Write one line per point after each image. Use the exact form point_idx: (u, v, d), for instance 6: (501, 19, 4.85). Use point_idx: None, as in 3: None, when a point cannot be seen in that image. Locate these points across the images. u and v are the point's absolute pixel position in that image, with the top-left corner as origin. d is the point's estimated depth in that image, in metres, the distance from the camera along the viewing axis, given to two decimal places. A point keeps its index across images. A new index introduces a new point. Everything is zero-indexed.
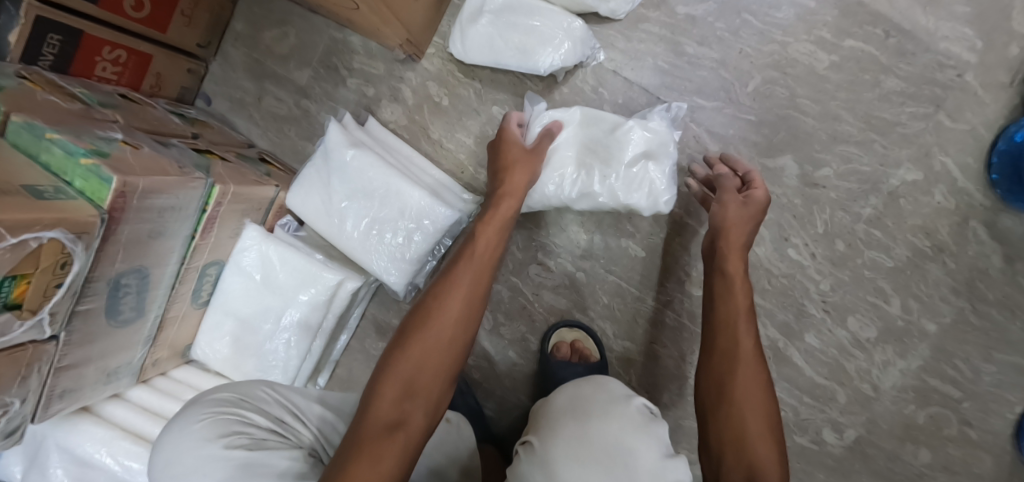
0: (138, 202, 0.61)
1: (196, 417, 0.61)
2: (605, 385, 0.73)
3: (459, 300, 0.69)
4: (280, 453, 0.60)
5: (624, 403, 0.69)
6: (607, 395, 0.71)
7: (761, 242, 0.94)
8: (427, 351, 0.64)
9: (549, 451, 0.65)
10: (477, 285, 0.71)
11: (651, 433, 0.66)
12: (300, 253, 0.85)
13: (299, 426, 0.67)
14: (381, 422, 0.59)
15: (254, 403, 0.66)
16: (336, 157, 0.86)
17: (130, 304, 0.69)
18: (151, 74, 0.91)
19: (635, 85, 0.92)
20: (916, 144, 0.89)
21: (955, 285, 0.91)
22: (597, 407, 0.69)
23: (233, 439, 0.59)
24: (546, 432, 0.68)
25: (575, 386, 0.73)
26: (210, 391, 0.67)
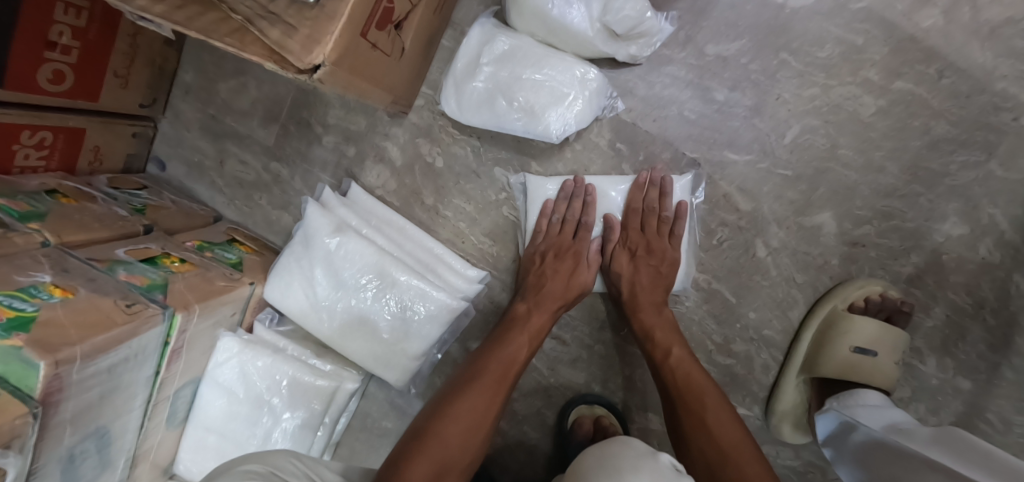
0: (78, 374, 0.49)
1: None
2: (627, 443, 0.68)
3: (467, 426, 0.65)
4: None
5: (650, 457, 0.64)
6: (633, 451, 0.66)
7: (796, 305, 0.84)
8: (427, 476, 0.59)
9: None
10: (486, 410, 0.67)
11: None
12: (286, 359, 0.74)
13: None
14: None
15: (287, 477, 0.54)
16: (318, 245, 0.74)
17: (91, 466, 0.58)
18: (88, 149, 0.76)
19: (657, 138, 0.80)
20: (964, 196, 0.81)
21: (994, 341, 0.86)
22: (625, 465, 0.63)
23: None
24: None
25: (601, 446, 0.68)
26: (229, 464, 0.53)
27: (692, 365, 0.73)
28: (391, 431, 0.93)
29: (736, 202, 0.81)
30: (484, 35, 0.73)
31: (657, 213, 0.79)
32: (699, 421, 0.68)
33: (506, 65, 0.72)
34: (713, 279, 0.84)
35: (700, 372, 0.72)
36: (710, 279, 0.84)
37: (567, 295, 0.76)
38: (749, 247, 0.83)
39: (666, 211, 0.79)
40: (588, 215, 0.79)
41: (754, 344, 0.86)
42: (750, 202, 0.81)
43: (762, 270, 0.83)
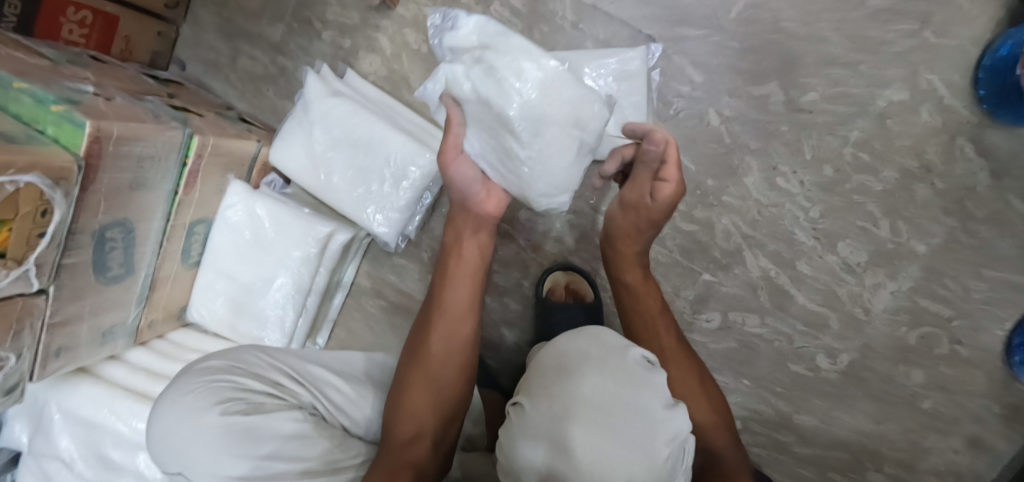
0: (113, 149, 0.60)
1: (188, 389, 0.64)
2: (601, 335, 0.64)
3: (449, 318, 0.71)
4: (281, 416, 0.63)
5: (620, 352, 0.60)
6: (602, 348, 0.61)
7: (750, 171, 0.92)
8: (425, 416, 0.66)
9: (540, 413, 0.55)
10: (463, 332, 0.71)
11: (649, 384, 0.57)
12: (288, 208, 0.83)
13: (295, 388, 0.69)
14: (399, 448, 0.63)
15: (248, 369, 0.68)
16: (316, 108, 0.85)
17: (118, 260, 0.68)
18: (120, 37, 0.89)
19: (615, 19, 0.90)
20: (902, 64, 0.88)
21: (944, 205, 0.91)
22: (591, 361, 0.59)
23: (231, 405, 0.62)
24: (538, 393, 0.58)
25: (570, 338, 0.64)
26: (198, 362, 0.69)
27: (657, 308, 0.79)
28: (384, 307, 1.02)
29: (690, 76, 0.91)
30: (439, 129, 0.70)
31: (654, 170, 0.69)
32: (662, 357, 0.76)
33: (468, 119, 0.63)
34: (673, 148, 0.92)
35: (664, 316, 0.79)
36: None
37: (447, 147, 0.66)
38: (703, 117, 0.91)
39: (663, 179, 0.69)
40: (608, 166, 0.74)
41: (714, 211, 0.94)
42: (703, 75, 0.90)
43: (717, 138, 0.91)
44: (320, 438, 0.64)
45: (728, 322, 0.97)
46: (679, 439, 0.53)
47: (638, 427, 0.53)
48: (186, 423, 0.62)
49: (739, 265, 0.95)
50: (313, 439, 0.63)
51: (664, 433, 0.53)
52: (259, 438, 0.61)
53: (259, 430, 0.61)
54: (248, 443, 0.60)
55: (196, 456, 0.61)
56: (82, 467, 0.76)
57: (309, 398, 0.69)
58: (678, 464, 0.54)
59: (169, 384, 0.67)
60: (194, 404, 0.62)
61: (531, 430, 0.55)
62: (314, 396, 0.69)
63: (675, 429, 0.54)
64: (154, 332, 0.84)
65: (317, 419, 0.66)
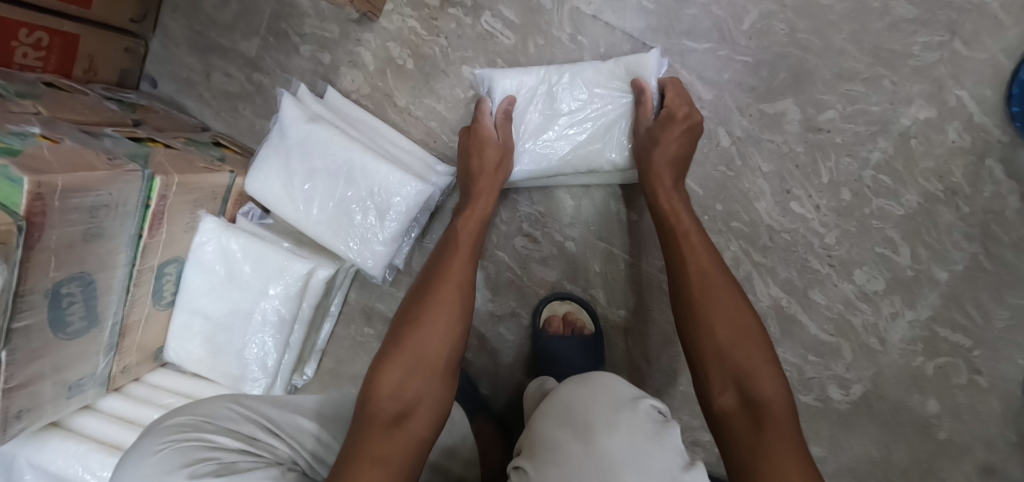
0: (60, 204, 0.54)
1: (151, 451, 0.56)
2: (609, 387, 0.62)
3: (453, 282, 0.67)
4: (257, 476, 0.56)
5: (629, 406, 0.58)
6: (612, 402, 0.59)
7: (762, 195, 0.85)
8: (411, 385, 0.59)
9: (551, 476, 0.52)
10: (445, 349, 0.63)
11: (662, 441, 0.54)
12: (265, 243, 0.78)
13: (271, 441, 0.63)
14: (382, 411, 0.56)
15: (218, 424, 0.62)
16: (293, 135, 0.78)
17: (79, 313, 0.63)
18: (83, 57, 0.82)
19: (617, 30, 0.83)
20: (929, 78, 0.81)
21: (968, 229, 0.85)
22: (601, 417, 0.57)
23: (200, 466, 0.55)
24: (543, 453, 0.55)
25: (573, 392, 0.62)
26: (165, 418, 0.61)
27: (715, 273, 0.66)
28: (374, 336, 0.97)
29: (697, 92, 0.83)
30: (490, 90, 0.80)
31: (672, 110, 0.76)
32: (703, 301, 0.64)
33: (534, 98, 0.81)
34: None
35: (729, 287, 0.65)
36: None
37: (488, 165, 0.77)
38: (712, 137, 0.84)
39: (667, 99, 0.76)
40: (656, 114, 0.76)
41: (723, 238, 0.88)
42: (711, 91, 0.83)
43: (727, 160, 0.85)
44: None
45: None
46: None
47: None
48: None
49: (747, 293, 0.90)
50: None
51: None
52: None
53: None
54: None
55: None
56: None
57: (287, 453, 0.64)
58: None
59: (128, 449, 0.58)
60: (156, 467, 0.54)
61: None
62: (292, 448, 0.64)
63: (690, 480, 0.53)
64: (129, 376, 0.80)
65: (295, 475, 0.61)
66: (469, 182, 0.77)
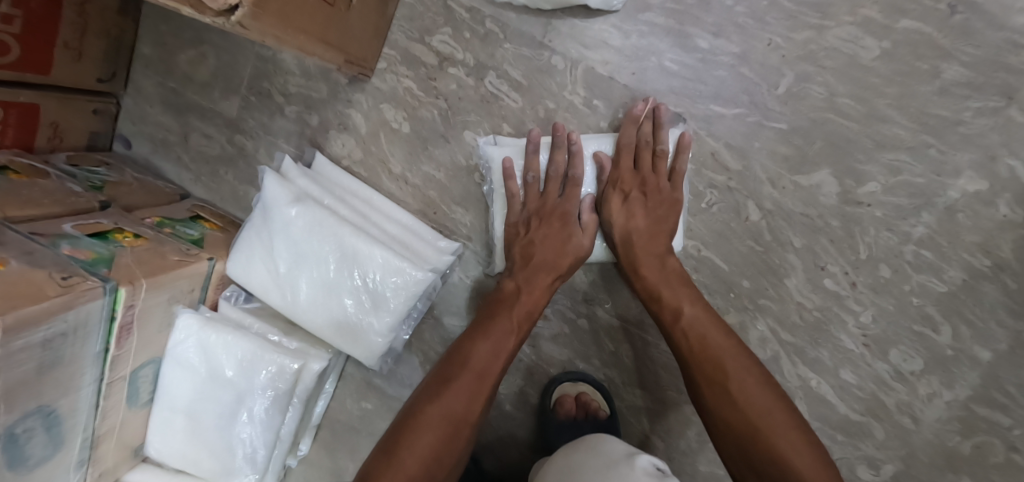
0: (2, 348, 0.47)
1: None
2: (601, 444, 0.65)
3: (477, 370, 0.61)
4: None
5: (619, 461, 0.61)
6: (605, 458, 0.62)
7: (792, 271, 0.78)
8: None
9: None
10: (445, 444, 0.56)
11: None
12: (246, 336, 0.71)
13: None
14: None
15: None
16: (276, 217, 0.70)
17: (39, 443, 0.57)
18: (45, 126, 0.74)
19: (636, 93, 0.74)
20: (981, 147, 0.73)
21: (1015, 306, 0.78)
22: (596, 473, 0.59)
23: None
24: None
25: (570, 453, 0.65)
26: None
27: (730, 345, 0.63)
28: (371, 411, 0.90)
29: (724, 161, 0.76)
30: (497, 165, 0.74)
31: (652, 148, 0.72)
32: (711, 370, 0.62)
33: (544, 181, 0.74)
34: (703, 245, 0.79)
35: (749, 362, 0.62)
36: (699, 245, 0.79)
37: (557, 258, 0.70)
38: (740, 210, 0.77)
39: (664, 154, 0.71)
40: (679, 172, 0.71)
41: (748, 314, 0.81)
42: (739, 161, 0.75)
43: (755, 234, 0.77)
44: None
45: None
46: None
47: None
48: None
49: (774, 373, 0.83)
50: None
51: None
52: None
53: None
54: None
55: None
56: None
57: None
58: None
59: None
60: None
61: None
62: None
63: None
64: (106, 478, 0.73)
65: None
66: (522, 264, 0.71)
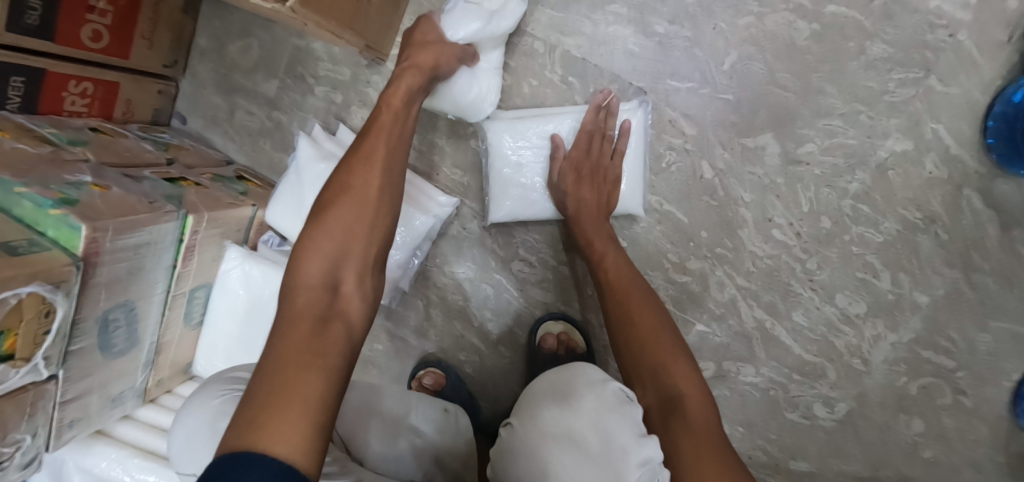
0: (110, 244, 0.63)
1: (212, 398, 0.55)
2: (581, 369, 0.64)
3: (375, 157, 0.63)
4: None
5: (599, 384, 0.61)
6: (584, 380, 0.61)
7: (745, 223, 0.90)
8: (326, 277, 0.52)
9: (520, 435, 0.59)
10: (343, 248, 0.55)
11: (626, 416, 0.57)
12: (283, 270, 0.87)
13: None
14: (305, 313, 0.49)
15: None
16: (307, 171, 0.86)
17: (122, 336, 0.72)
18: (121, 101, 0.92)
19: (606, 72, 0.88)
20: (904, 113, 0.85)
21: (949, 256, 0.89)
22: (575, 393, 0.60)
23: None
24: (524, 414, 0.61)
25: (554, 372, 0.64)
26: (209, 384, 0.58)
27: (656, 315, 0.73)
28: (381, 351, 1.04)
29: (682, 128, 0.88)
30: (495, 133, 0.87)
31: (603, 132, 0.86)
32: (624, 310, 0.74)
33: (529, 151, 0.87)
34: (666, 201, 0.91)
35: (670, 332, 0.72)
36: (662, 201, 0.91)
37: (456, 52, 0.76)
38: (696, 169, 0.89)
39: (611, 130, 0.86)
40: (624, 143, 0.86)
41: (708, 263, 0.92)
42: (695, 127, 0.88)
43: (711, 191, 0.90)
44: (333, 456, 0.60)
45: (723, 373, 0.96)
46: (649, 468, 0.53)
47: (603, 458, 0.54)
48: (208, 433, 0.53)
49: (732, 315, 0.94)
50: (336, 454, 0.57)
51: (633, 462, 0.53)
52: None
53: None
54: None
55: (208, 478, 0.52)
56: None
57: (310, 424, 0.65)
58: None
59: (193, 393, 0.57)
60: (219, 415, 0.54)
61: (518, 444, 0.58)
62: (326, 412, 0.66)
63: (648, 459, 0.53)
64: (162, 388, 0.88)
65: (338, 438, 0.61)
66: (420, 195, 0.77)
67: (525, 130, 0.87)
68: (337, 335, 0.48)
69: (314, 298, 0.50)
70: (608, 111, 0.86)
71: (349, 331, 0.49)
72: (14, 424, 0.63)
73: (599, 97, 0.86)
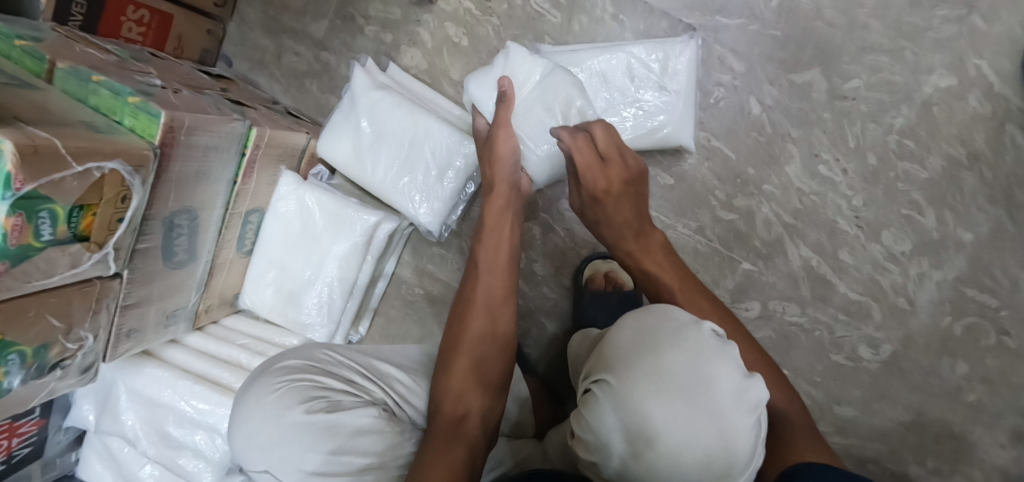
0: (184, 139, 0.63)
1: (270, 388, 0.63)
2: (668, 312, 0.61)
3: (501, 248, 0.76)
4: (362, 411, 0.62)
5: (695, 327, 0.57)
6: (676, 323, 0.58)
7: (792, 160, 0.92)
8: (470, 397, 0.64)
9: (625, 394, 0.54)
10: (489, 363, 0.67)
11: (727, 356, 0.55)
12: (336, 197, 0.85)
13: (368, 385, 0.66)
14: (448, 417, 0.62)
15: (322, 367, 0.66)
16: (362, 100, 0.87)
17: (184, 245, 0.71)
18: (173, 36, 0.92)
19: (655, 10, 0.90)
20: (949, 49, 0.86)
21: (994, 194, 0.88)
22: (670, 337, 0.57)
23: (313, 403, 0.61)
24: (622, 370, 0.56)
25: (637, 317, 0.61)
26: (275, 360, 0.68)
27: (715, 307, 0.71)
28: (424, 295, 1.04)
29: (730, 65, 0.91)
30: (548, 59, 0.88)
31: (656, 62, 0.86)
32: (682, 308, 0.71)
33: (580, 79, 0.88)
34: (715, 137, 0.93)
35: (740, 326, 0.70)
36: (710, 137, 0.93)
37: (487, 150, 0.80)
38: (744, 106, 0.91)
39: (664, 60, 0.86)
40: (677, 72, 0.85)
41: (755, 200, 0.94)
42: (743, 64, 0.90)
43: (758, 127, 0.92)
44: (396, 432, 0.63)
45: (768, 312, 0.97)
46: (759, 410, 0.53)
47: (717, 403, 0.52)
48: (272, 420, 0.60)
49: (779, 254, 0.95)
50: (388, 434, 0.62)
51: (747, 406, 0.52)
52: (341, 437, 0.60)
53: (339, 426, 0.60)
54: (332, 439, 0.59)
55: (282, 453, 0.60)
56: (146, 445, 0.81)
57: (382, 393, 0.67)
58: (754, 437, 0.53)
59: (247, 384, 0.65)
60: (274, 402, 0.61)
61: (626, 406, 0.53)
62: (385, 392, 0.67)
63: (757, 400, 0.53)
64: (210, 317, 0.87)
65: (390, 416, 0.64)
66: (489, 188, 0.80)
67: (577, 61, 0.88)
68: (471, 440, 0.59)
69: (463, 387, 0.64)
70: (660, 41, 0.87)
71: (481, 427, 0.62)
72: (80, 319, 0.61)
73: (567, 137, 0.76)
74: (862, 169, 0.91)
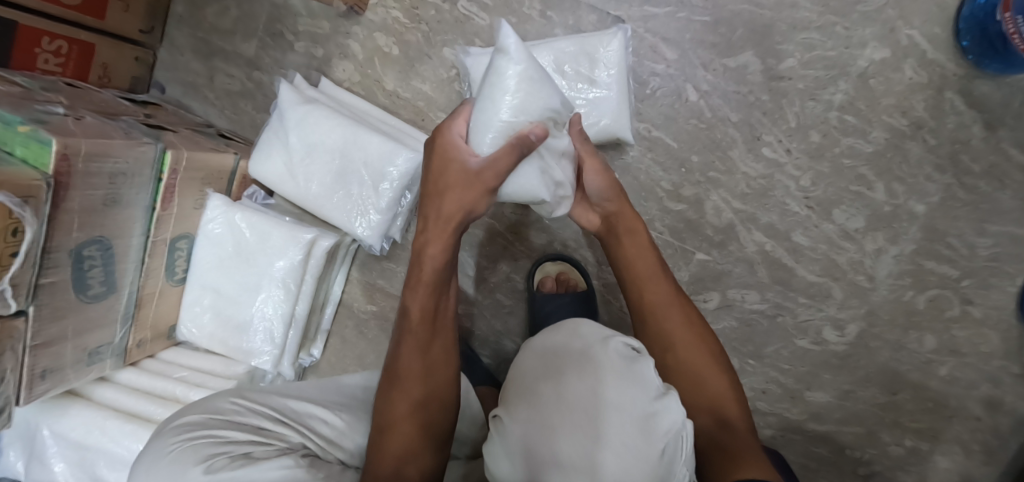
0: (83, 166, 0.61)
1: (163, 450, 0.57)
2: (576, 330, 0.58)
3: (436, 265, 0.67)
4: (277, 462, 0.56)
5: (600, 347, 0.54)
6: (580, 344, 0.55)
7: (735, 144, 0.91)
8: (408, 450, 0.60)
9: (521, 429, 0.50)
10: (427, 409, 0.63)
11: (634, 374, 0.51)
12: (268, 217, 0.83)
13: (283, 431, 0.62)
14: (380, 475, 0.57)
15: (226, 420, 0.61)
16: (290, 115, 0.85)
17: (98, 278, 0.68)
18: (97, 64, 0.89)
19: (583, 3, 0.90)
20: (879, 21, 0.86)
21: (938, 161, 0.88)
22: (570, 362, 0.53)
23: (216, 460, 0.55)
24: (517, 404, 0.53)
25: (545, 338, 0.59)
26: (173, 419, 0.62)
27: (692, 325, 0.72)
28: (376, 312, 1.01)
29: (663, 53, 0.90)
30: (476, 64, 0.85)
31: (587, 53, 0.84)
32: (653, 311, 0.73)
33: None
34: (655, 127, 0.92)
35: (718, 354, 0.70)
36: (650, 128, 0.92)
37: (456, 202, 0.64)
38: (681, 93, 0.91)
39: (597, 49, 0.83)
40: (610, 60, 0.83)
41: (702, 188, 0.93)
42: (676, 51, 0.90)
43: (697, 113, 0.91)
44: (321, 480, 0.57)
45: (727, 301, 0.95)
46: (675, 433, 0.47)
47: (623, 428, 0.47)
48: None
49: (733, 241, 0.94)
50: None
51: (659, 428, 0.47)
52: None
53: None
54: None
55: None
56: None
57: (299, 439, 0.62)
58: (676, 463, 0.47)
59: (149, 443, 0.59)
60: (170, 466, 0.55)
61: (518, 443, 0.49)
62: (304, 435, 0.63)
63: (670, 423, 0.48)
64: (144, 353, 0.84)
65: (310, 461, 0.59)
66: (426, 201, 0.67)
67: None
68: None
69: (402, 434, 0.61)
70: (589, 34, 0.86)
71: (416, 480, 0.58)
72: None
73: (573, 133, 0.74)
74: (804, 147, 0.90)
